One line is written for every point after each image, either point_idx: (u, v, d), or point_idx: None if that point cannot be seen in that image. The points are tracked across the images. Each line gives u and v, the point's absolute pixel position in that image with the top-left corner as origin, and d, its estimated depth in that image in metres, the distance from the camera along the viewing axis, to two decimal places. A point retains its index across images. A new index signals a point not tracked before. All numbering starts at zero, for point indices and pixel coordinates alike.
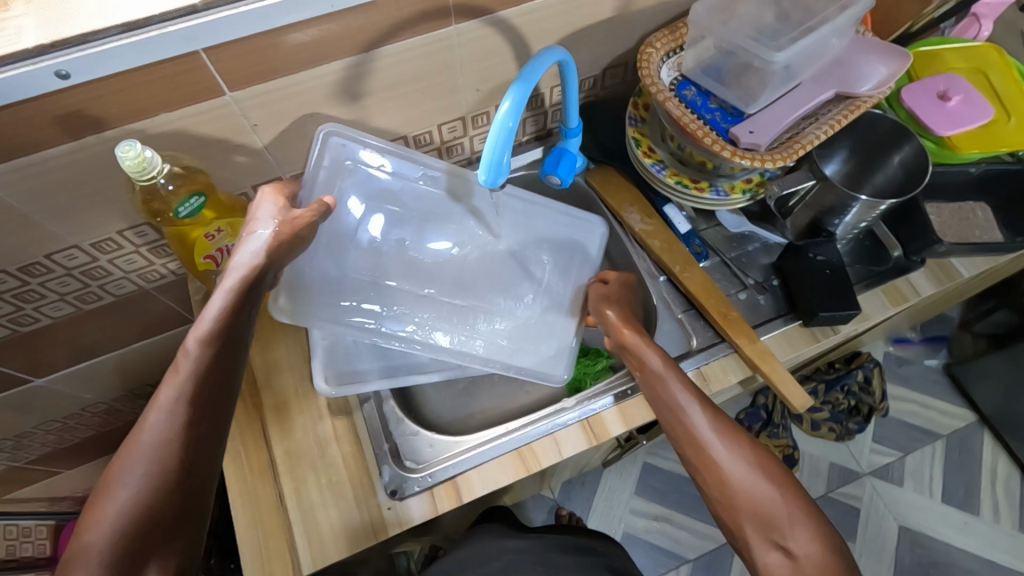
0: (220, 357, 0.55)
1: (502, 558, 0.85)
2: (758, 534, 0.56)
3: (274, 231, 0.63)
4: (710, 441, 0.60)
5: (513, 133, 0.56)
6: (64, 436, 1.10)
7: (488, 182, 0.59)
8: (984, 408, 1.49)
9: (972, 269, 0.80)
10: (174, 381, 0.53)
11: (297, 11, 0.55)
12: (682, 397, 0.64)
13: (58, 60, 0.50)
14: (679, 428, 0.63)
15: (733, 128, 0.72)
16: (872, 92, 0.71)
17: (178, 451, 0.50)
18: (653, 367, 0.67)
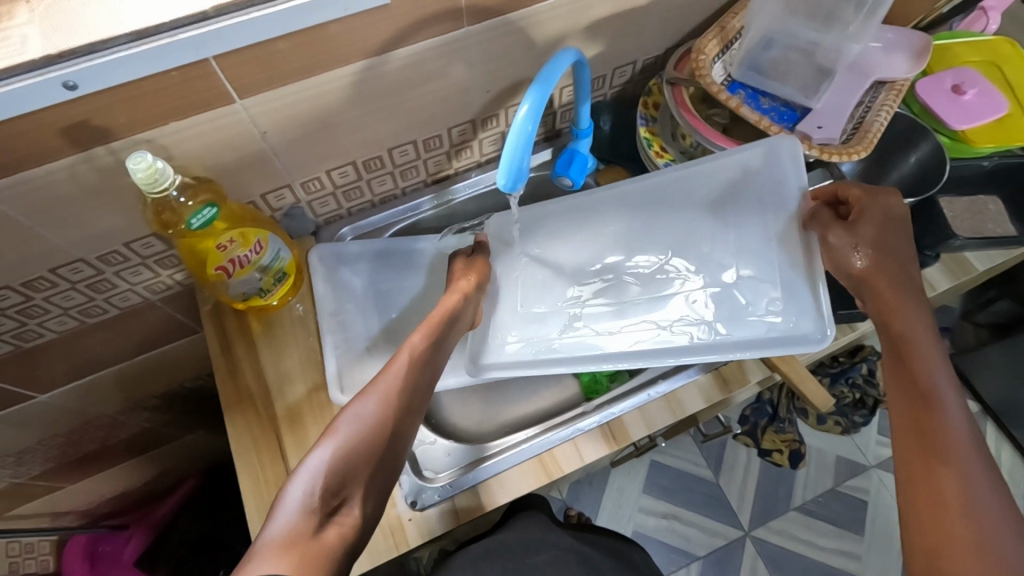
0: (419, 378, 0.62)
1: (550, 552, 0.83)
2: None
3: (461, 289, 0.71)
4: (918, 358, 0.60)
5: (533, 137, 0.55)
6: (67, 451, 1.08)
7: (507, 186, 0.58)
8: (988, 398, 1.50)
9: (987, 262, 0.80)
10: (382, 383, 0.59)
11: (311, 16, 0.54)
12: (954, 406, 0.56)
13: (65, 71, 0.49)
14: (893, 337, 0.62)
15: (802, 126, 0.74)
16: (907, 74, 0.74)
17: (380, 436, 0.55)
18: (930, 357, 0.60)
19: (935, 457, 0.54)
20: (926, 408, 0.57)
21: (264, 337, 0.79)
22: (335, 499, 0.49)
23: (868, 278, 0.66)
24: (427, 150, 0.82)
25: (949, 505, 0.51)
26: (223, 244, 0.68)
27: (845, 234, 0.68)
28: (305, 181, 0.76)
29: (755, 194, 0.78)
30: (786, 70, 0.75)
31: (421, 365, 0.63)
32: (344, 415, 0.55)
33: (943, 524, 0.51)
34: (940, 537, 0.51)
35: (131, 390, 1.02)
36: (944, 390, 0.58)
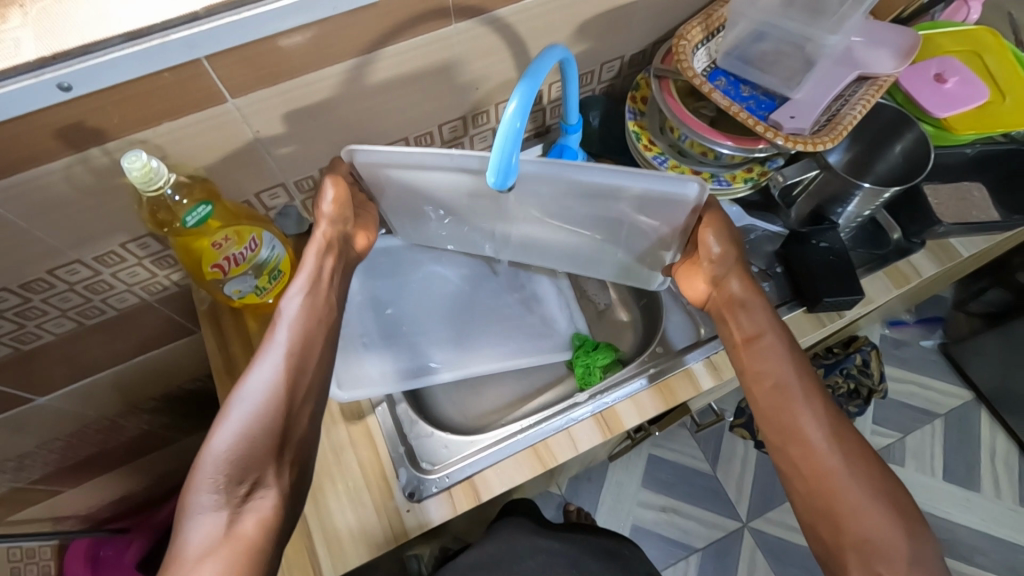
0: (309, 321, 0.62)
1: (535, 557, 0.85)
2: (861, 566, 0.54)
3: (325, 220, 0.65)
4: (795, 398, 0.63)
5: (522, 133, 0.56)
6: (67, 454, 1.08)
7: (497, 183, 0.58)
8: (982, 387, 1.51)
9: (972, 248, 0.81)
10: (272, 348, 0.60)
11: (299, 14, 0.55)
12: (800, 393, 0.63)
13: (59, 72, 0.50)
14: (764, 380, 0.64)
15: (775, 115, 0.72)
16: (891, 71, 0.73)
17: (276, 404, 0.57)
18: (766, 327, 0.66)
19: (851, 558, 0.55)
20: (785, 403, 0.62)
21: (261, 335, 0.80)
22: (243, 480, 0.54)
23: (734, 293, 0.68)
24: (418, 147, 0.83)
25: (842, 494, 0.57)
26: (218, 242, 0.69)
27: (721, 231, 0.66)
28: (298, 180, 0.77)
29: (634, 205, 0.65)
30: (774, 62, 0.75)
31: (310, 322, 0.62)
32: (244, 389, 0.57)
33: (840, 508, 0.57)
34: (838, 521, 0.57)
35: (130, 392, 1.02)
36: (788, 377, 0.64)
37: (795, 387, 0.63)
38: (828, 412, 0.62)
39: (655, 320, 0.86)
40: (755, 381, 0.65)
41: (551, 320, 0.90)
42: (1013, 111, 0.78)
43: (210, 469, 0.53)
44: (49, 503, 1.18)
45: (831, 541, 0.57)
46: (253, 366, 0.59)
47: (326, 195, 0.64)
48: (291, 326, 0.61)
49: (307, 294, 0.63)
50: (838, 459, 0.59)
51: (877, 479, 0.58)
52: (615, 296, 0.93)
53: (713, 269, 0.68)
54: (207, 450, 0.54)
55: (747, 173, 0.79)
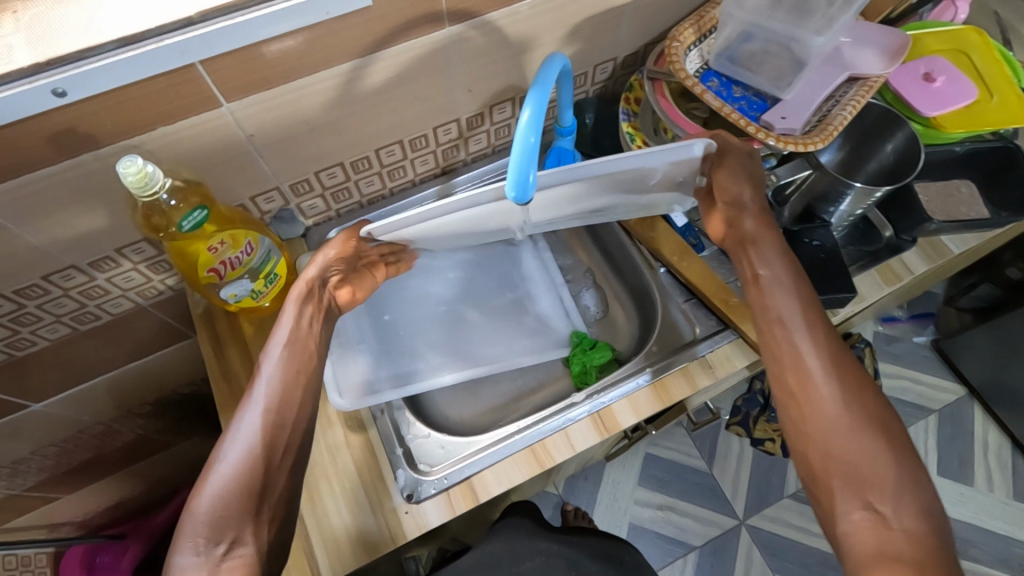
0: (289, 379, 0.63)
1: (534, 559, 0.86)
2: (848, 490, 0.55)
3: (325, 258, 0.68)
4: (792, 328, 0.64)
5: (536, 146, 0.55)
6: (62, 460, 1.08)
7: (517, 197, 0.58)
8: (974, 382, 1.53)
9: (961, 245, 0.82)
10: (251, 405, 0.60)
11: (293, 18, 0.55)
12: (799, 326, 0.64)
13: (52, 78, 0.50)
14: (765, 312, 0.66)
15: (766, 115, 0.73)
16: (883, 72, 0.74)
17: (255, 462, 0.58)
18: (770, 263, 0.67)
19: (837, 482, 0.56)
20: (783, 337, 0.64)
21: (257, 338, 0.80)
22: (218, 541, 0.54)
23: (747, 232, 0.69)
24: (413, 150, 0.83)
25: (832, 422, 0.58)
26: (214, 246, 0.69)
27: (734, 167, 0.68)
28: (293, 184, 0.77)
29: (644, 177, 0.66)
30: (763, 61, 0.75)
31: (293, 377, 0.63)
32: (223, 450, 0.58)
33: (830, 437, 0.58)
34: (827, 447, 0.58)
35: (125, 397, 1.02)
36: (789, 310, 0.65)
37: (796, 321, 0.64)
38: (828, 348, 0.62)
39: (651, 319, 0.86)
40: (760, 314, 0.66)
41: (547, 320, 0.90)
42: (1000, 109, 0.79)
43: (188, 527, 0.54)
44: (44, 509, 1.18)
45: (819, 465, 0.58)
46: (239, 417, 0.60)
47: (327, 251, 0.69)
48: (269, 382, 0.62)
49: (286, 345, 0.64)
50: (832, 387, 0.60)
51: (874, 414, 0.59)
52: (611, 297, 0.93)
53: (729, 211, 0.70)
54: (187, 515, 0.54)
55: None
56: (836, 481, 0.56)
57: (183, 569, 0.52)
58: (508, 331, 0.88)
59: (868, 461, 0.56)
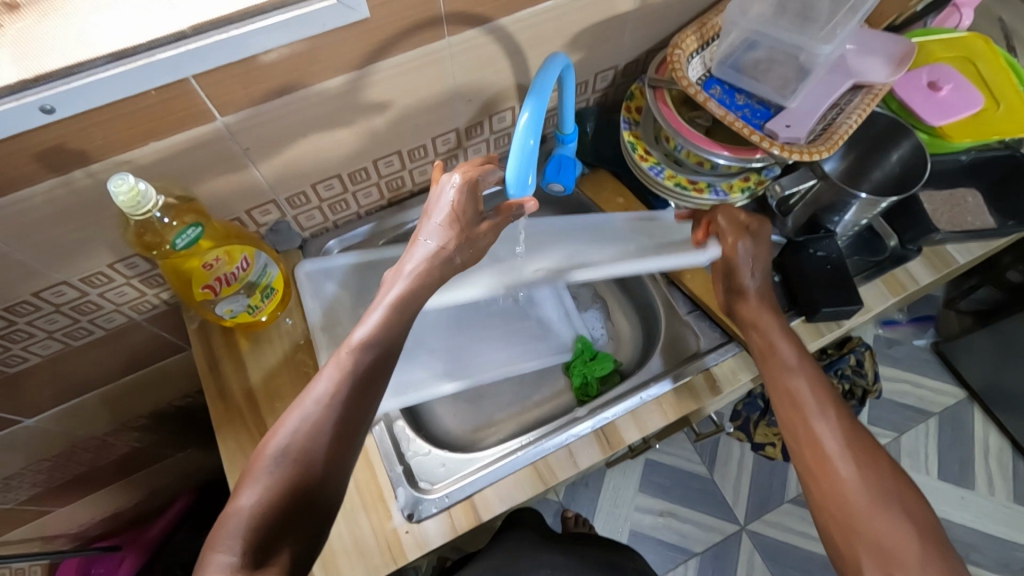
0: (378, 360, 0.57)
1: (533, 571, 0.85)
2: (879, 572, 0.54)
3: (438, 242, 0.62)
4: (812, 411, 0.62)
5: (534, 151, 0.57)
6: (56, 474, 1.06)
7: (515, 195, 0.60)
8: (974, 385, 1.52)
9: (967, 255, 0.81)
10: (332, 371, 0.55)
11: (289, 30, 0.54)
12: (812, 402, 0.63)
13: (41, 94, 0.48)
14: (780, 391, 0.65)
15: (770, 124, 0.72)
16: (886, 80, 0.73)
17: (321, 449, 0.51)
18: (778, 337, 0.67)
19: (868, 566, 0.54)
20: (798, 412, 0.63)
21: (254, 353, 0.78)
22: (268, 542, 0.47)
23: (747, 317, 0.70)
24: (412, 160, 0.82)
25: (854, 502, 0.57)
26: (209, 262, 0.67)
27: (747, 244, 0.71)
28: (290, 196, 0.76)
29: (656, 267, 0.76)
30: (768, 70, 0.75)
31: (385, 335, 0.58)
32: (285, 427, 0.52)
33: (854, 519, 0.56)
34: (852, 528, 0.56)
35: (119, 411, 1.00)
36: (805, 391, 0.64)
37: (812, 403, 0.63)
38: (841, 423, 0.62)
39: (655, 330, 0.85)
40: (772, 389, 0.66)
41: (549, 332, 0.89)
42: (1007, 118, 0.78)
43: (236, 521, 0.47)
44: (38, 522, 1.16)
45: (844, 548, 0.56)
46: (309, 391, 0.54)
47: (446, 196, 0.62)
48: (350, 360, 0.56)
49: (382, 319, 0.59)
50: (852, 471, 0.59)
51: (890, 483, 0.58)
52: (614, 309, 0.93)
53: (733, 289, 0.72)
54: (233, 506, 0.48)
55: (744, 181, 0.78)
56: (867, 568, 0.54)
57: (249, 514, 0.47)
58: (503, 337, 0.87)
59: (899, 546, 0.54)
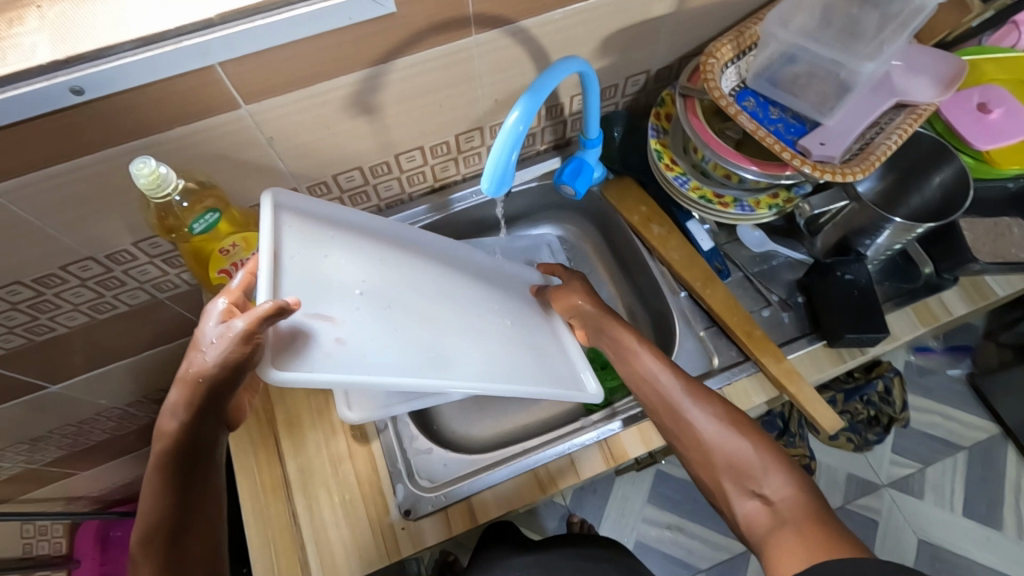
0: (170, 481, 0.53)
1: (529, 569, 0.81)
2: (734, 485, 0.57)
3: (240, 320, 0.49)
4: (678, 398, 0.63)
5: (521, 139, 0.56)
6: (79, 439, 1.10)
7: (491, 190, 0.59)
8: (1010, 421, 1.45)
9: (1008, 287, 0.77)
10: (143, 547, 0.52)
11: (315, 23, 0.54)
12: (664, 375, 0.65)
13: (71, 76, 0.50)
14: (644, 390, 0.66)
15: (802, 141, 0.69)
16: (933, 100, 0.69)
17: None
18: (643, 359, 0.67)
19: (725, 483, 0.58)
20: (657, 391, 0.65)
21: None
22: None
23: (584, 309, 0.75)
24: (433, 156, 0.81)
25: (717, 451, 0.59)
26: (226, 248, 0.68)
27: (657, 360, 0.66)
28: (311, 186, 0.76)
29: (550, 367, 0.73)
30: (807, 84, 0.71)
31: (165, 489, 0.53)
32: None
33: (713, 461, 0.59)
34: (720, 477, 0.58)
35: (142, 383, 1.03)
36: (671, 388, 0.64)
37: (678, 388, 0.64)
38: (706, 398, 0.63)
39: (669, 342, 0.83)
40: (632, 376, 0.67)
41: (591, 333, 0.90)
42: None
43: None
44: (61, 483, 1.21)
45: (710, 482, 0.59)
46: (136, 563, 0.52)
47: (234, 324, 0.48)
48: (142, 528, 0.53)
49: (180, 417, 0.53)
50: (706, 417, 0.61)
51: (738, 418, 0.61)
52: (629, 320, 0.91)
53: (659, 410, 0.64)
54: None
55: (773, 198, 0.76)
56: (790, 541, 0.50)
57: None
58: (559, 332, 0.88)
59: (812, 505, 0.53)
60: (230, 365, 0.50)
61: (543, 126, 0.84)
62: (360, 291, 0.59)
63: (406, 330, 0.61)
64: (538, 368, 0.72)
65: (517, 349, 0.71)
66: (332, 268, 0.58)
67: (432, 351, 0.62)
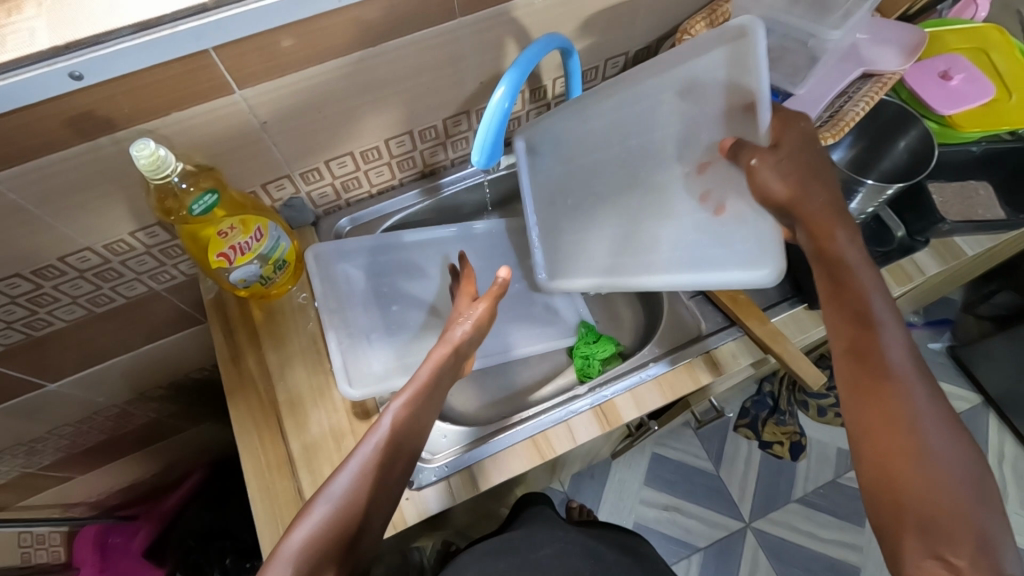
0: (413, 404, 0.61)
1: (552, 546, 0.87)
2: (921, 537, 0.44)
3: (469, 325, 0.67)
4: (899, 371, 0.51)
5: (509, 114, 0.59)
6: (77, 441, 1.10)
7: (482, 162, 0.62)
8: (991, 390, 1.50)
9: (977, 246, 0.81)
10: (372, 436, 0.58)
11: (306, 6, 0.56)
12: (910, 375, 0.50)
13: (71, 61, 0.51)
14: (850, 353, 0.54)
15: (775, 110, 0.74)
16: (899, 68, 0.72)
17: (367, 485, 0.55)
18: (875, 310, 0.55)
19: (908, 529, 0.45)
20: (881, 398, 0.50)
21: (266, 324, 0.80)
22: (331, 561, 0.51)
23: (801, 214, 0.61)
24: (422, 141, 0.84)
25: (930, 469, 0.46)
26: (224, 230, 0.69)
27: (883, 306, 0.55)
28: (304, 172, 0.78)
29: (715, 256, 0.68)
30: (780, 58, 0.77)
31: (417, 404, 0.61)
32: (331, 484, 0.55)
33: (901, 490, 0.46)
34: (909, 517, 0.45)
35: (139, 380, 1.04)
36: (903, 369, 0.51)
37: (910, 378, 0.50)
38: (950, 435, 0.47)
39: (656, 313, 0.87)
40: (834, 323, 0.56)
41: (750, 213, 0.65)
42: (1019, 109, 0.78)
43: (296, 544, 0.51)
44: (58, 489, 1.20)
45: (888, 505, 0.47)
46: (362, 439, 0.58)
47: (456, 330, 0.66)
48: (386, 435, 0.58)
49: (444, 350, 0.65)
50: (928, 417, 0.48)
51: (966, 454, 0.47)
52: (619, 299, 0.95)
53: (871, 385, 0.51)
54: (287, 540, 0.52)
55: None
56: None
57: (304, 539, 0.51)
58: (738, 190, 0.66)
59: None
60: (453, 357, 0.66)
61: (527, 110, 0.87)
62: (613, 205, 0.78)
63: (631, 249, 0.75)
64: (712, 250, 0.68)
65: (684, 238, 0.71)
66: (581, 212, 0.82)
67: (609, 274, 0.77)
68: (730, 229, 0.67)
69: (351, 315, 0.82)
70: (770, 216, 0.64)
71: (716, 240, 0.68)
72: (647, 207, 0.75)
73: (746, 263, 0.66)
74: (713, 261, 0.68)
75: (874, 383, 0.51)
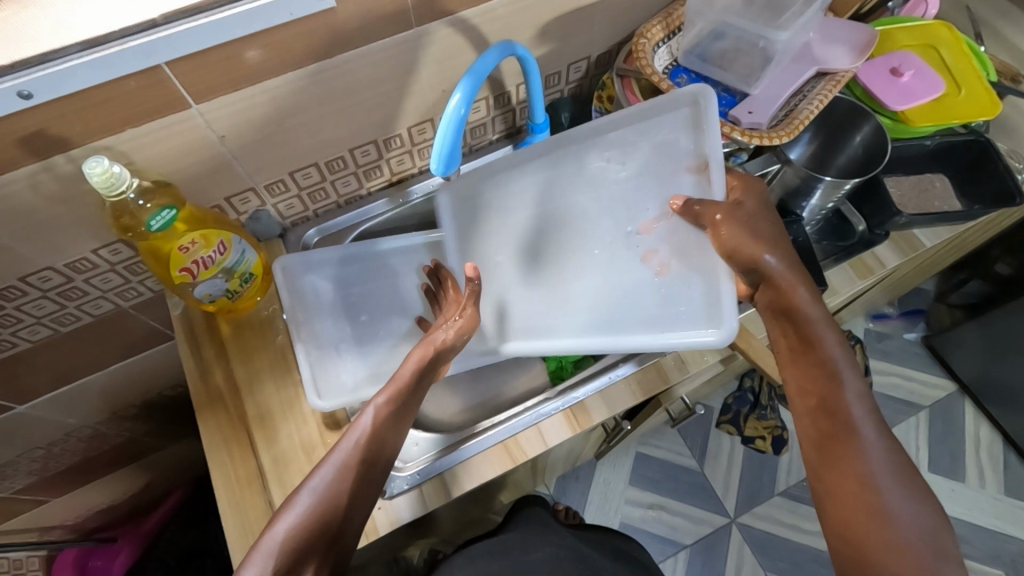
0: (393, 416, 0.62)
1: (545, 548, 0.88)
2: None
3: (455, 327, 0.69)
4: (855, 427, 0.55)
5: (465, 121, 0.59)
6: (49, 463, 1.08)
7: (440, 169, 0.62)
8: (965, 377, 1.52)
9: (934, 239, 0.83)
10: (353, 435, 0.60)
11: (258, 20, 0.56)
12: (868, 433, 0.54)
13: (19, 81, 0.51)
14: (812, 408, 0.58)
15: (733, 110, 0.75)
16: (849, 66, 0.75)
17: (347, 484, 0.56)
18: (837, 364, 0.59)
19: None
20: (842, 456, 0.54)
21: (234, 338, 0.80)
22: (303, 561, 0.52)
23: (767, 271, 0.63)
24: (388, 149, 0.84)
25: (887, 522, 0.50)
26: (186, 246, 0.68)
27: (838, 353, 0.59)
28: (268, 184, 0.78)
29: (658, 310, 0.71)
30: (734, 59, 0.77)
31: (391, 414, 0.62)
32: (309, 481, 0.56)
33: (864, 545, 0.50)
34: (868, 571, 0.49)
35: (111, 399, 1.03)
36: (863, 425, 0.55)
37: (869, 434, 0.54)
38: (908, 492, 0.51)
39: None
40: (797, 383, 0.60)
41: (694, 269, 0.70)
42: (967, 102, 0.80)
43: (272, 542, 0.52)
44: (33, 513, 1.18)
45: (850, 556, 0.51)
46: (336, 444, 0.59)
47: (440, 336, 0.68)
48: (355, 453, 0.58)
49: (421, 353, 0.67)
50: (885, 474, 0.52)
51: (922, 507, 0.51)
52: None
53: (830, 442, 0.56)
54: (268, 533, 0.53)
55: None
56: None
57: (283, 537, 0.52)
58: (681, 250, 0.71)
59: None
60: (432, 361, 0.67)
61: (492, 116, 0.88)
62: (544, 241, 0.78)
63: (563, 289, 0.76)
64: (655, 306, 0.71)
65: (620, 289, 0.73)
66: (496, 225, 0.79)
67: (543, 308, 0.76)
68: (676, 284, 0.71)
69: (319, 325, 0.82)
70: (726, 267, 0.67)
71: (660, 298, 0.71)
72: (575, 253, 0.77)
73: (690, 319, 0.69)
74: (652, 316, 0.71)
75: (835, 440, 0.55)
